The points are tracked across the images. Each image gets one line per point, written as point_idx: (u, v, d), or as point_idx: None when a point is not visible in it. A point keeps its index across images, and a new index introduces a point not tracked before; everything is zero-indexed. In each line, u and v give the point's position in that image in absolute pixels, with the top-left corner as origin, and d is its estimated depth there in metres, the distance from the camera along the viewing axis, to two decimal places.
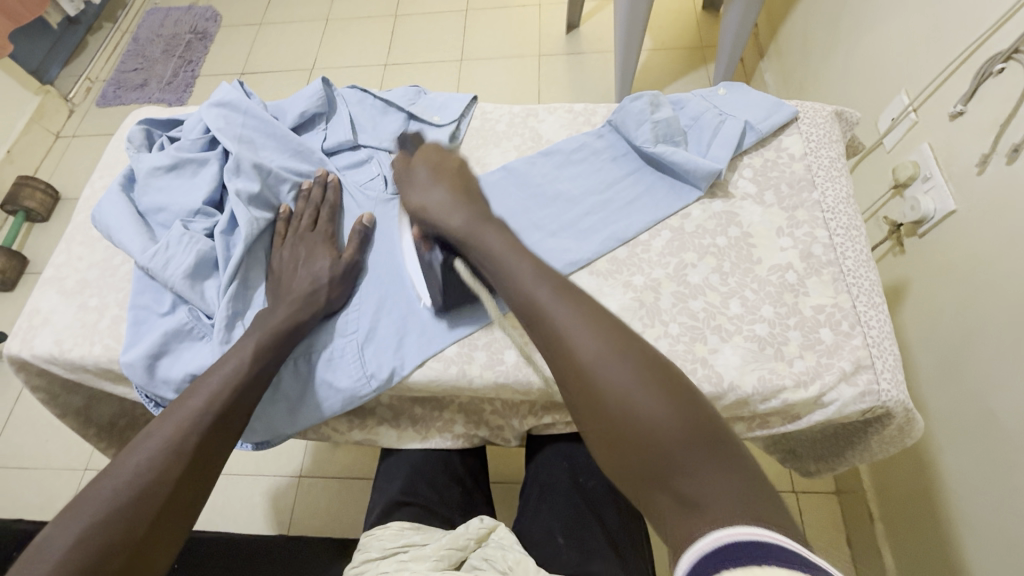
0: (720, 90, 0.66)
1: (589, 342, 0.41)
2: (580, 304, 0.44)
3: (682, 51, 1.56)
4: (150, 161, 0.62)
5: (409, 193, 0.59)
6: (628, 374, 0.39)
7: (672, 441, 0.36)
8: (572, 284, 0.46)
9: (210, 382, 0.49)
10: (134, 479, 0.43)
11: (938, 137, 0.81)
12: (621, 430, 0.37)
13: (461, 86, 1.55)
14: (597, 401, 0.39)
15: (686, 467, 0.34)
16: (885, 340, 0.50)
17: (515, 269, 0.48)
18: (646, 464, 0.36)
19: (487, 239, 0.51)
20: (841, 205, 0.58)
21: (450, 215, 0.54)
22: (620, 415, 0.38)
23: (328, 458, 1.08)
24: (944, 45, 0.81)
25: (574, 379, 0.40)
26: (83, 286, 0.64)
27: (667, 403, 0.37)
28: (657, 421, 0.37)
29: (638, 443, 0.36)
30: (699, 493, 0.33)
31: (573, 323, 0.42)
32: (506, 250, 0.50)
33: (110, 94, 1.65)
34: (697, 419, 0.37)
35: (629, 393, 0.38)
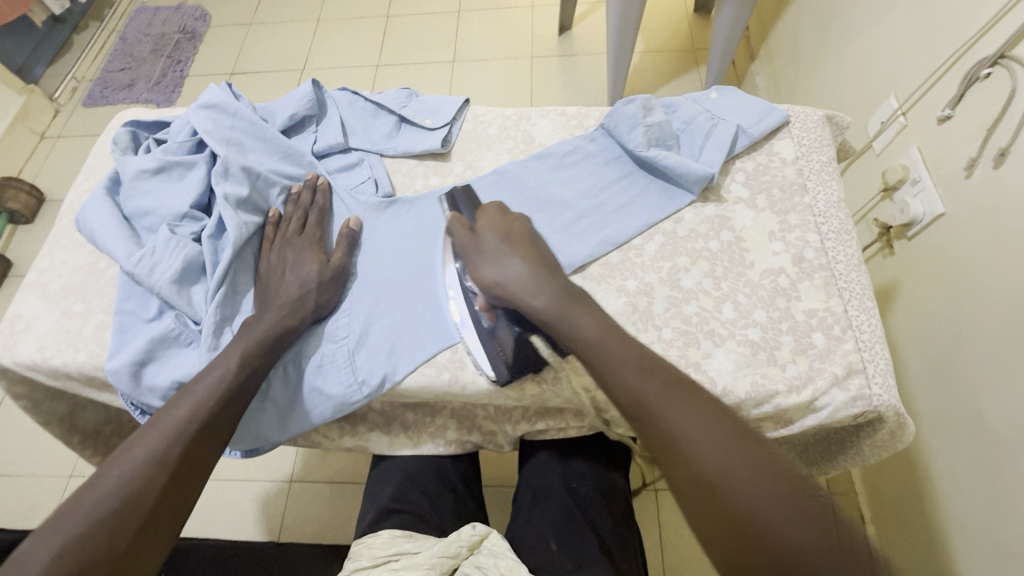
0: (712, 93, 0.66)
1: (711, 452, 0.38)
2: (689, 401, 0.41)
3: (673, 54, 1.57)
4: (136, 164, 0.61)
5: (479, 265, 0.53)
6: (751, 486, 0.35)
7: (816, 572, 0.31)
8: (687, 378, 0.43)
9: (196, 390, 0.48)
10: (115, 491, 0.42)
11: (926, 141, 0.82)
12: (750, 551, 0.34)
13: (453, 88, 1.55)
14: (719, 516, 0.35)
15: None
16: (876, 344, 0.50)
17: (620, 354, 0.44)
18: None
19: (577, 325, 0.47)
20: (833, 209, 0.58)
21: (536, 294, 0.49)
22: (750, 534, 0.34)
23: (320, 462, 1.07)
24: (932, 50, 0.82)
25: (691, 490, 0.37)
26: (67, 291, 0.62)
27: (800, 519, 0.33)
28: (790, 541, 0.33)
29: (775, 572, 0.32)
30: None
31: (686, 426, 0.39)
32: (600, 336, 0.46)
33: (97, 94, 1.62)
34: (837, 536, 0.32)
35: (755, 510, 0.34)
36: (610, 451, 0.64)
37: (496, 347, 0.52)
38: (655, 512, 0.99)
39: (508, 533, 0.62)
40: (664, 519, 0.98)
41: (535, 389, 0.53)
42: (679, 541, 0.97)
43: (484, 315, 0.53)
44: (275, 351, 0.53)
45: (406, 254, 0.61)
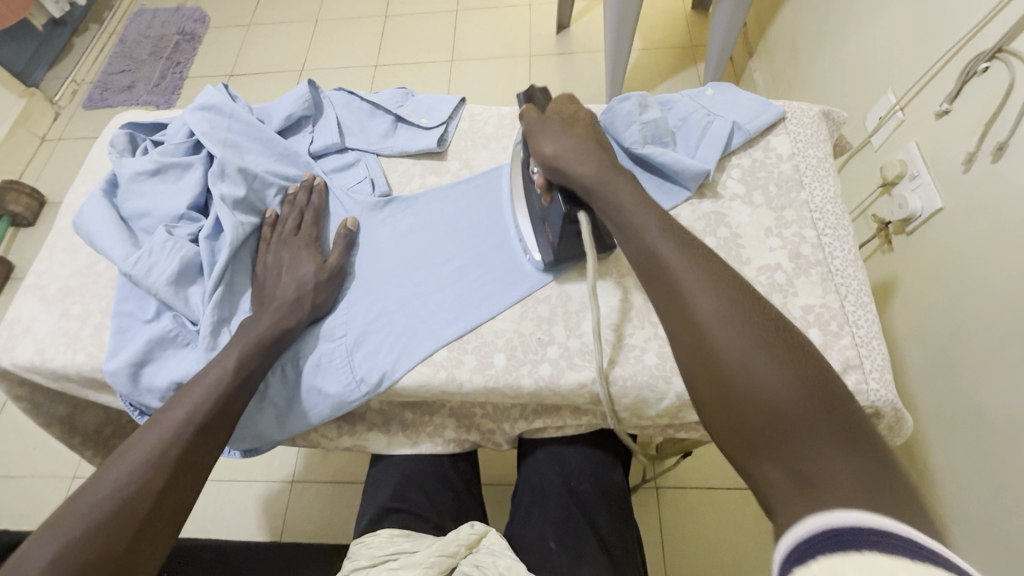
0: (708, 90, 0.66)
1: (708, 304, 0.39)
2: (699, 265, 0.42)
3: (671, 51, 1.57)
4: (133, 166, 0.61)
5: (538, 139, 0.56)
6: (752, 340, 0.37)
7: (790, 412, 0.33)
8: (699, 245, 0.44)
9: (193, 392, 0.48)
10: (113, 493, 0.42)
11: (924, 135, 0.82)
12: (735, 393, 0.36)
13: (452, 87, 1.55)
14: (710, 363, 0.37)
15: (800, 440, 0.32)
16: (873, 339, 0.50)
17: (643, 225, 0.46)
18: (758, 431, 0.34)
19: (617, 188, 0.49)
20: (829, 205, 0.58)
21: (582, 162, 0.51)
22: (737, 379, 0.36)
23: (321, 462, 1.07)
24: (930, 44, 0.82)
25: (690, 340, 0.39)
26: (65, 293, 0.63)
27: (792, 373, 0.35)
28: (778, 389, 0.34)
29: (751, 409, 0.35)
30: (813, 470, 0.31)
31: (696, 281, 0.41)
32: (637, 209, 0.47)
33: (97, 96, 1.63)
34: (824, 395, 0.34)
35: (748, 359, 0.36)
36: (608, 448, 0.64)
37: (546, 228, 0.56)
38: (655, 510, 0.99)
39: (507, 531, 0.62)
40: (664, 516, 0.98)
41: (532, 386, 0.53)
42: (679, 538, 0.96)
43: (542, 195, 0.56)
44: (274, 351, 0.53)
45: (403, 254, 0.61)
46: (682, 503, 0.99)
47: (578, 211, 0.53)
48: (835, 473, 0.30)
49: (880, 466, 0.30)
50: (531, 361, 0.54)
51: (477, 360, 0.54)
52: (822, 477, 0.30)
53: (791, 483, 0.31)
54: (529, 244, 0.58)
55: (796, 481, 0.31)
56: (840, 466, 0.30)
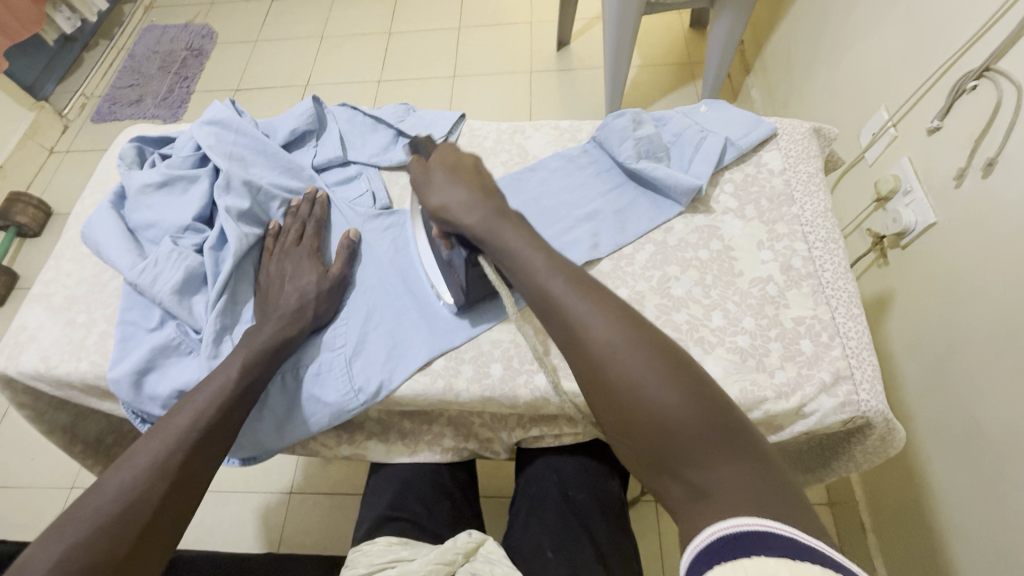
0: (702, 106, 0.68)
1: (602, 330, 0.41)
2: (591, 293, 0.44)
3: (669, 67, 1.60)
4: (141, 178, 0.63)
5: (427, 195, 0.57)
6: (643, 362, 0.38)
7: (683, 430, 0.36)
8: (583, 274, 0.46)
9: (197, 399, 0.49)
10: (117, 497, 0.43)
11: (916, 151, 0.83)
12: (630, 417, 0.38)
13: (453, 103, 1.58)
14: (609, 392, 0.39)
15: (693, 457, 0.35)
16: (864, 350, 0.51)
17: (529, 261, 0.47)
18: (657, 450, 0.36)
19: (502, 229, 0.50)
20: (820, 219, 0.59)
21: (467, 213, 0.53)
22: (633, 404, 0.38)
23: (319, 473, 1.07)
24: (921, 63, 0.84)
25: (589, 371, 0.40)
26: (71, 302, 0.64)
27: (681, 391, 0.37)
28: (672, 409, 0.36)
29: (648, 429, 0.37)
30: (709, 483, 0.34)
31: (588, 311, 0.42)
32: (523, 247, 0.48)
33: (105, 110, 1.66)
34: (712, 409, 0.37)
35: (637, 382, 0.38)
36: (605, 459, 0.65)
37: (453, 278, 0.56)
38: (655, 524, 0.99)
39: (503, 541, 0.62)
40: (663, 528, 0.98)
41: (528, 397, 0.54)
42: (679, 551, 0.96)
43: (441, 244, 0.56)
44: (276, 359, 0.54)
45: (403, 265, 0.62)
46: None
47: (477, 256, 0.54)
48: (729, 483, 0.33)
49: (762, 472, 0.34)
50: (527, 371, 0.55)
51: (474, 369, 0.55)
52: (713, 487, 0.33)
53: (694, 499, 0.34)
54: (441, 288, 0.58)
55: (700, 498, 0.34)
56: (732, 480, 0.33)
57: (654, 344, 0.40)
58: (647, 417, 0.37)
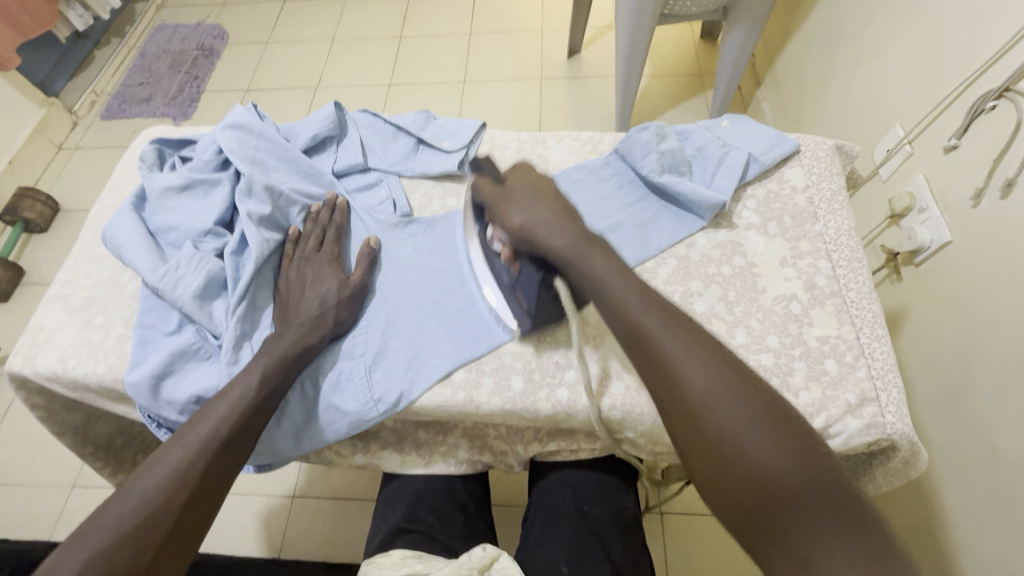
0: (724, 121, 0.68)
1: (701, 381, 0.40)
2: (688, 338, 0.43)
3: (680, 78, 1.60)
4: (163, 181, 0.63)
5: (507, 211, 0.54)
6: (744, 419, 0.38)
7: (787, 494, 0.35)
8: (678, 314, 0.45)
9: (219, 407, 0.49)
10: (139, 506, 0.42)
11: (933, 169, 0.83)
12: (728, 473, 0.37)
13: (463, 108, 1.58)
14: (708, 444, 0.38)
15: (798, 521, 0.34)
16: (889, 371, 0.51)
17: (622, 295, 0.47)
18: (757, 511, 0.36)
19: (593, 254, 0.50)
20: (843, 237, 0.59)
21: (554, 238, 0.51)
22: (735, 461, 0.37)
23: (323, 478, 1.07)
24: (938, 82, 0.84)
25: (684, 421, 0.40)
26: (89, 303, 0.63)
27: (785, 452, 0.37)
28: (774, 469, 0.36)
29: (748, 489, 0.36)
30: (813, 549, 0.33)
31: (686, 359, 0.41)
32: (614, 279, 0.48)
33: (115, 107, 1.66)
34: (817, 471, 0.36)
35: (742, 440, 0.37)
36: (620, 473, 0.64)
37: (519, 297, 0.54)
38: (661, 536, 0.98)
39: (517, 553, 0.61)
40: (668, 540, 0.98)
41: (549, 410, 0.53)
42: (685, 564, 0.96)
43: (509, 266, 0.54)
44: (296, 366, 0.54)
45: (424, 274, 0.62)
46: (688, 529, 0.98)
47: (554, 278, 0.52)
48: (836, 553, 0.32)
49: (874, 545, 0.32)
50: (549, 385, 0.54)
51: (495, 381, 0.55)
52: (815, 553, 0.33)
53: (796, 565, 0.33)
54: (488, 294, 0.58)
55: (803, 565, 0.33)
56: (837, 547, 0.32)
57: (755, 397, 0.39)
58: (748, 474, 0.36)
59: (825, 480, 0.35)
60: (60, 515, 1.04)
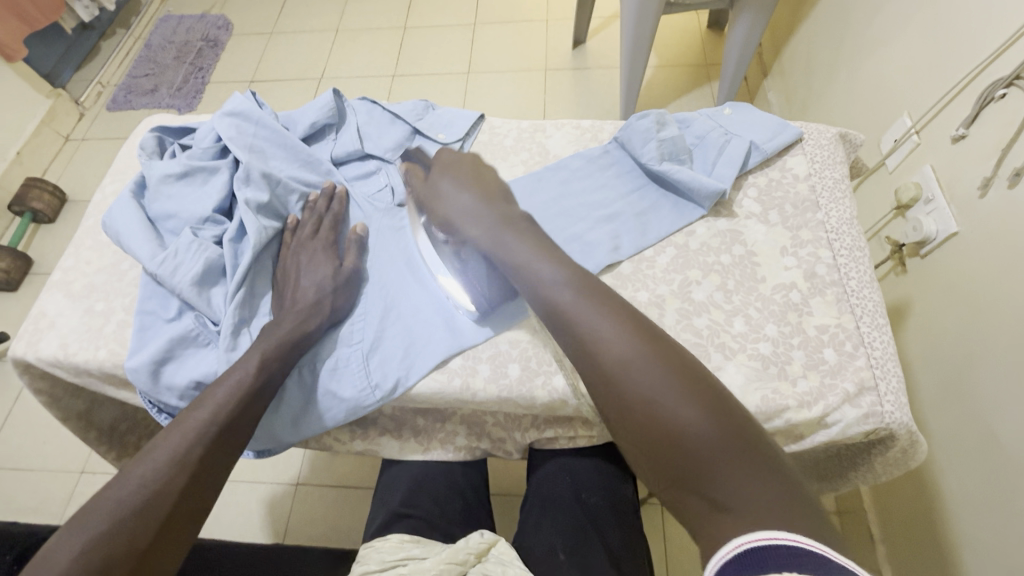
0: (726, 109, 0.67)
1: (618, 347, 0.41)
2: (603, 305, 0.44)
3: (685, 68, 1.58)
4: (162, 168, 0.63)
5: (437, 203, 0.59)
6: (656, 380, 0.39)
7: (700, 445, 0.36)
8: (593, 283, 0.46)
9: (217, 393, 0.49)
10: (138, 491, 0.43)
11: (940, 159, 0.82)
12: (648, 432, 0.38)
13: (467, 99, 1.57)
14: (625, 408, 0.39)
15: (710, 472, 0.35)
16: (888, 361, 0.50)
17: (538, 274, 0.48)
18: (677, 467, 0.36)
19: (518, 222, 0.53)
20: (845, 226, 0.58)
21: (468, 223, 0.55)
22: (649, 421, 0.38)
23: (326, 466, 1.08)
24: (946, 71, 0.83)
25: (604, 386, 0.41)
26: (90, 290, 0.64)
27: (698, 405, 0.37)
28: (689, 424, 0.37)
29: (667, 446, 0.37)
30: (728, 497, 0.34)
31: (602, 328, 0.42)
32: (532, 257, 0.49)
33: (121, 98, 1.67)
34: (728, 423, 0.37)
35: (656, 400, 0.38)
36: (618, 462, 0.64)
37: (470, 281, 0.57)
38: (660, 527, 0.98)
39: (514, 540, 0.61)
40: (669, 531, 0.98)
41: (546, 398, 0.53)
42: (684, 555, 0.96)
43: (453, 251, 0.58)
44: (294, 352, 0.54)
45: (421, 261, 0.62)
46: (687, 520, 0.99)
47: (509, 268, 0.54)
48: (748, 499, 0.33)
49: (784, 487, 0.33)
50: (545, 372, 0.54)
51: (491, 369, 0.55)
52: (733, 501, 0.33)
53: (713, 514, 0.34)
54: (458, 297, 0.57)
55: (718, 514, 0.33)
56: (748, 494, 0.33)
57: (669, 357, 0.40)
58: (666, 431, 0.37)
59: (738, 429, 0.36)
60: (68, 500, 1.06)
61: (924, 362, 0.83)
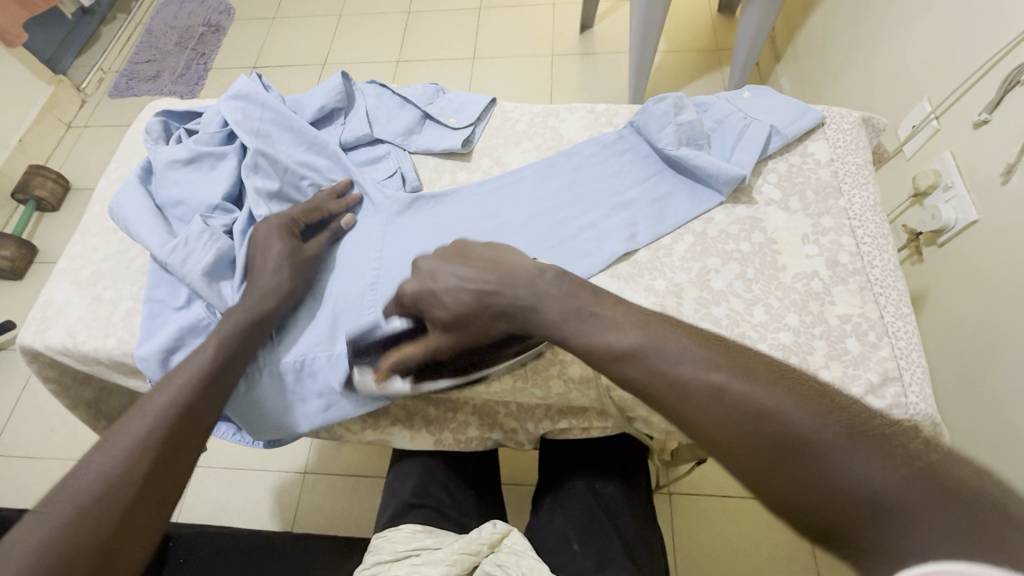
0: (744, 93, 0.65)
1: (716, 373, 0.37)
2: (684, 336, 0.40)
3: (695, 54, 1.55)
4: (169, 154, 0.62)
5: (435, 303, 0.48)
6: (778, 403, 0.34)
7: (860, 480, 0.29)
8: (668, 320, 0.42)
9: (178, 375, 0.49)
10: (100, 477, 0.41)
11: (961, 145, 0.80)
12: (784, 484, 0.31)
13: (473, 85, 1.54)
14: (742, 436, 0.34)
15: (884, 507, 0.28)
16: (913, 351, 0.49)
17: (590, 329, 0.42)
18: (829, 503, 0.29)
19: (545, 295, 0.45)
20: (869, 213, 0.57)
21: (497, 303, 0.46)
22: (785, 452, 0.32)
23: (334, 455, 1.08)
24: (969, 54, 0.80)
25: (707, 415, 0.35)
26: (97, 278, 0.63)
27: (834, 437, 0.32)
28: (837, 459, 0.30)
29: (808, 479, 0.31)
30: (905, 538, 0.26)
31: (692, 366, 0.37)
32: (578, 311, 0.43)
33: (122, 85, 1.65)
34: (888, 455, 0.30)
35: (784, 428, 0.33)
36: (631, 453, 0.64)
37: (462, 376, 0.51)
38: (669, 516, 0.99)
39: (526, 531, 0.61)
40: (677, 520, 0.98)
41: (561, 387, 0.53)
42: (694, 544, 0.96)
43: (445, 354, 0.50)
44: (260, 330, 0.54)
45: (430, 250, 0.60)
46: (696, 510, 0.99)
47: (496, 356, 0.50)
48: (942, 533, 0.25)
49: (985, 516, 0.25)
50: (561, 362, 0.53)
51: None
52: (921, 535, 0.26)
53: (891, 557, 0.26)
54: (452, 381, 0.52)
55: (896, 556, 0.26)
56: (940, 526, 0.26)
57: (780, 389, 0.35)
58: (808, 476, 0.31)
59: (893, 454, 0.30)
60: None
61: (941, 352, 0.81)
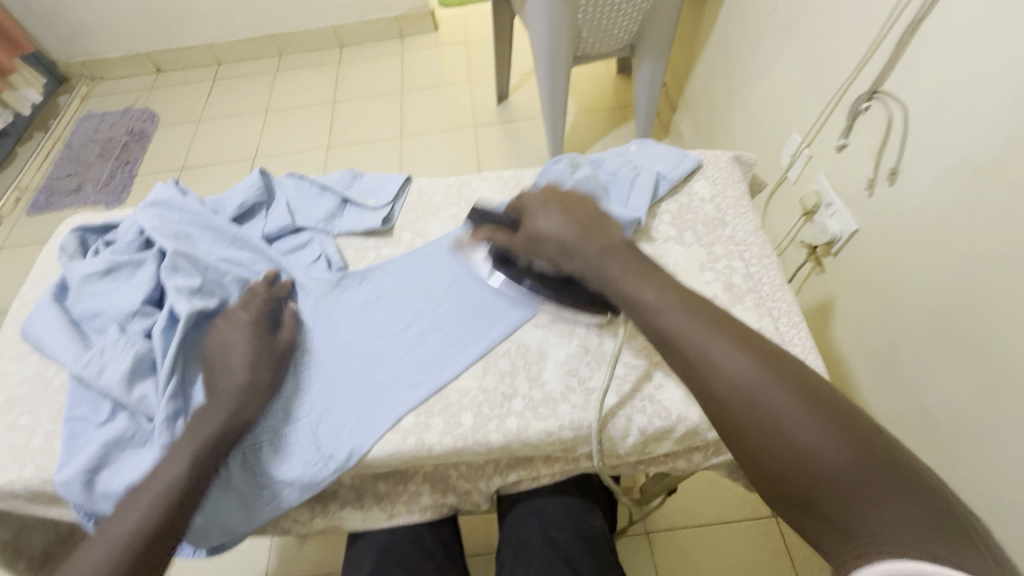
0: (631, 146, 0.73)
1: (717, 351, 0.41)
2: (702, 312, 0.44)
3: (602, 112, 1.71)
4: (84, 268, 0.62)
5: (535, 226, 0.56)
6: (768, 383, 0.39)
7: (832, 468, 0.35)
8: (691, 293, 0.46)
9: (142, 500, 0.47)
10: None
11: (830, 168, 0.92)
12: (772, 459, 0.37)
13: (403, 162, 1.62)
14: (737, 413, 0.39)
15: (847, 496, 0.34)
16: (809, 354, 0.55)
17: (639, 295, 0.47)
18: (808, 486, 0.36)
19: (614, 253, 0.51)
20: (751, 237, 0.64)
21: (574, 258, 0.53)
22: (771, 431, 0.38)
23: (296, 555, 1.01)
24: (818, 93, 0.94)
25: (706, 390, 0.41)
26: (12, 404, 0.60)
27: (826, 428, 0.36)
28: (811, 441, 0.36)
29: (790, 460, 0.37)
30: (865, 526, 0.33)
31: (707, 339, 0.42)
32: (634, 275, 0.48)
33: (42, 202, 1.61)
34: (861, 445, 0.35)
35: (775, 414, 0.38)
36: (586, 493, 0.65)
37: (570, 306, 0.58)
38: (648, 556, 0.98)
39: None
40: (656, 558, 0.98)
41: (501, 440, 0.54)
42: None
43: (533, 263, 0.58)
44: None
45: (368, 324, 0.62)
46: (672, 544, 0.99)
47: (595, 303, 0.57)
48: (891, 523, 0.32)
49: (928, 517, 0.32)
50: (498, 416, 0.55)
51: (445, 422, 0.55)
52: (876, 529, 0.33)
53: (850, 545, 0.33)
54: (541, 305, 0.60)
55: (854, 543, 0.33)
56: (892, 514, 0.33)
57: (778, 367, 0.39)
58: (791, 454, 0.37)
59: (868, 446, 0.35)
60: None
61: (855, 349, 0.88)
